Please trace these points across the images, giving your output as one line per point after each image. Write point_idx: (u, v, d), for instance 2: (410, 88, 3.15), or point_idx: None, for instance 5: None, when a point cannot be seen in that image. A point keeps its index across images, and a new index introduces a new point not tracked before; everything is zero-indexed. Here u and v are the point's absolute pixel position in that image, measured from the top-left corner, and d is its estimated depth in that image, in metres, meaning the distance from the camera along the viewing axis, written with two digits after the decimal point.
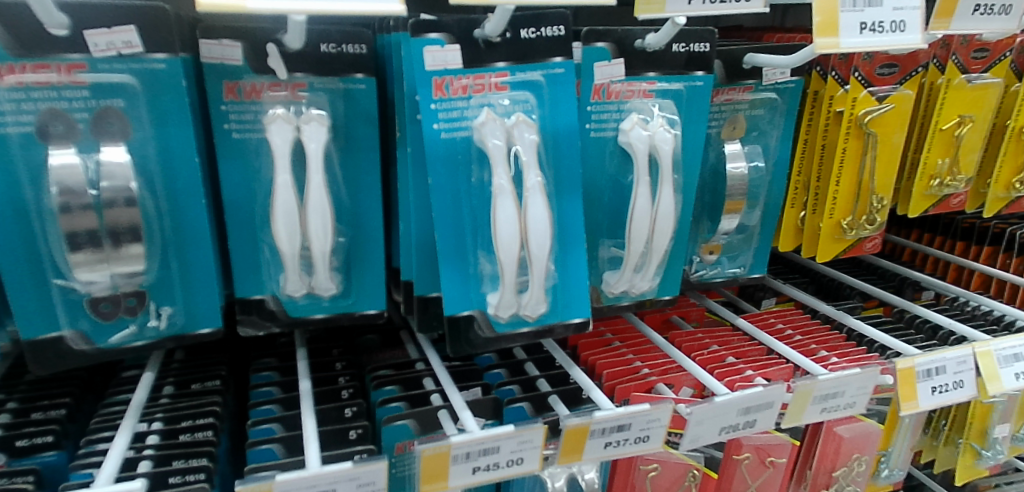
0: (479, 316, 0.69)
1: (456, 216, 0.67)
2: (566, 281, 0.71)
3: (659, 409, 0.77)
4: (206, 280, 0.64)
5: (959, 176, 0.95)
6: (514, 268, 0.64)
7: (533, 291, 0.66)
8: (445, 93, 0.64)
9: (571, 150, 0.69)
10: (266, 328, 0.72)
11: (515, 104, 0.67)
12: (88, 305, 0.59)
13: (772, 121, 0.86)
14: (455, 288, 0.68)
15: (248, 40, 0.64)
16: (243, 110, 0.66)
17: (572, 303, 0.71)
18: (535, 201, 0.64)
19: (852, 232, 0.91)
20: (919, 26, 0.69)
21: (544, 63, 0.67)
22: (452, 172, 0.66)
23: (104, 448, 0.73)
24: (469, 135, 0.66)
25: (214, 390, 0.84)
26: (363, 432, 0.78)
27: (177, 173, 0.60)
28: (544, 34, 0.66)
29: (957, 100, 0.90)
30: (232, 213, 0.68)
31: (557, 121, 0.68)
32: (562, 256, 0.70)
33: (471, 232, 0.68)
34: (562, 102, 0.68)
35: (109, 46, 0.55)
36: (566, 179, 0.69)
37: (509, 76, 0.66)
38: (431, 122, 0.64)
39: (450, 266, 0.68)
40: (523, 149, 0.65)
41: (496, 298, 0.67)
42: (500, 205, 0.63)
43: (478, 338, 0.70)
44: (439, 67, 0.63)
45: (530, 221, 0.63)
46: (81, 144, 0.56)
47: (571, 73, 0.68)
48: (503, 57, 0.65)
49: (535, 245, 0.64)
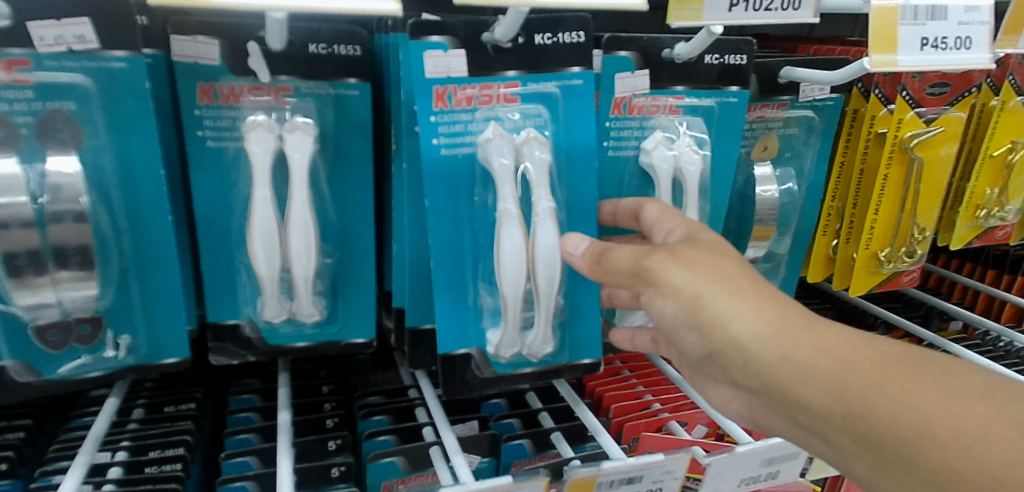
0: (478, 354, 0.62)
1: (457, 244, 0.60)
2: (575, 320, 0.64)
3: (674, 460, 0.69)
4: (173, 307, 0.56)
5: (1008, 206, 0.86)
6: (519, 304, 0.57)
7: (541, 326, 0.59)
8: (447, 104, 0.57)
9: (587, 172, 0.62)
10: (242, 357, 0.64)
11: (526, 119, 0.60)
12: (33, 333, 0.51)
13: (807, 142, 0.79)
14: (451, 325, 0.61)
15: (225, 37, 0.56)
16: (219, 115, 0.58)
17: (583, 341, 0.65)
18: (545, 229, 0.57)
19: (889, 265, 0.83)
20: (986, 44, 0.61)
21: (559, 73, 0.59)
22: (453, 192, 0.59)
23: (59, 482, 0.66)
24: (473, 152, 0.59)
25: (188, 415, 0.77)
26: (347, 469, 0.71)
27: (139, 186, 0.53)
28: (561, 40, 0.58)
29: (1010, 124, 0.83)
30: (205, 230, 0.61)
31: (572, 138, 0.61)
32: (570, 290, 0.64)
33: (472, 260, 0.61)
34: (579, 118, 0.60)
35: (57, 41, 0.47)
36: (579, 204, 0.62)
37: (520, 87, 0.59)
38: (431, 136, 0.57)
39: (447, 299, 0.60)
40: (533, 170, 0.58)
41: (496, 336, 0.60)
42: (506, 233, 0.56)
43: (476, 377, 0.63)
44: (442, 74, 0.56)
45: (539, 252, 0.57)
46: (24, 151, 0.49)
47: (591, 85, 0.60)
48: (514, 66, 0.58)
49: (542, 278, 0.57)
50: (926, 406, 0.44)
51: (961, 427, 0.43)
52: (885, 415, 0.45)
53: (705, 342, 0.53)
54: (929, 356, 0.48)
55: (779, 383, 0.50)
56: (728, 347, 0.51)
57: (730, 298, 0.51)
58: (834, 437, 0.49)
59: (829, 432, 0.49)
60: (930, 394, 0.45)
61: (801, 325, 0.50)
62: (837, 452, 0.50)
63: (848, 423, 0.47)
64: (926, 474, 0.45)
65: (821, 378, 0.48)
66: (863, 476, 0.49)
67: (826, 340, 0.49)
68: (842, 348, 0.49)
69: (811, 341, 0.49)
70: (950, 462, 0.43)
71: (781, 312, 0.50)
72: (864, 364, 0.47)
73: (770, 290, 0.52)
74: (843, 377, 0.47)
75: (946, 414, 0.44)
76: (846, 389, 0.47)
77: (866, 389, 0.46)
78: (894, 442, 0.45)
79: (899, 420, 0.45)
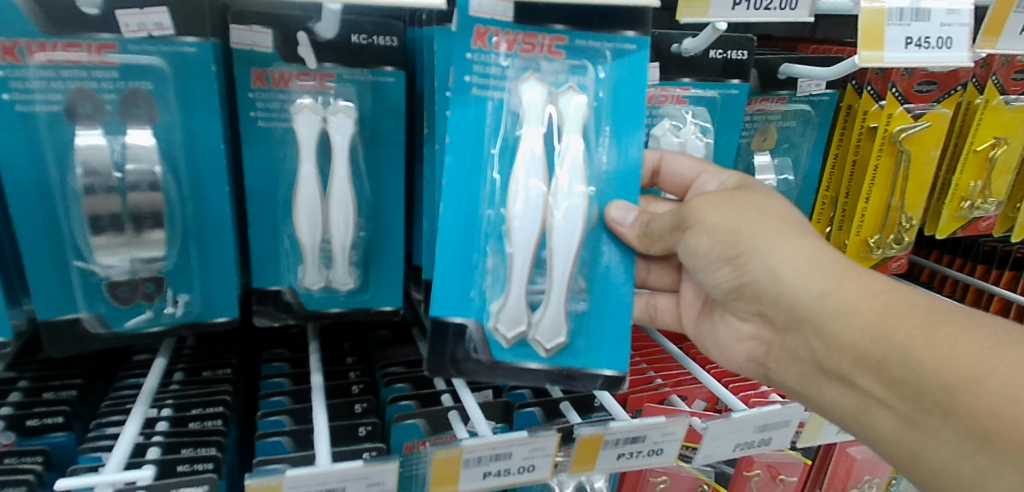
0: (474, 328, 0.63)
1: (470, 195, 0.62)
2: (599, 317, 0.65)
3: (675, 422, 0.75)
4: (225, 271, 0.62)
5: (991, 199, 0.92)
6: (526, 269, 0.62)
7: (548, 311, 0.63)
8: (486, 44, 0.60)
9: (629, 141, 0.64)
10: (282, 320, 0.71)
11: (568, 72, 0.64)
12: (106, 289, 0.58)
13: (804, 134, 0.85)
14: (450, 285, 0.62)
15: (278, 27, 0.63)
16: (270, 98, 0.65)
17: (601, 347, 0.65)
18: (570, 193, 0.62)
19: (879, 251, 0.89)
20: (966, 43, 0.66)
21: (612, 35, 0.62)
22: (474, 139, 0.62)
23: (113, 432, 0.73)
24: (502, 97, 0.62)
25: (224, 379, 0.83)
26: (372, 429, 0.77)
27: (201, 158, 0.58)
28: (619, 2, 0.61)
29: (993, 121, 0.88)
30: (253, 201, 0.67)
31: (618, 92, 0.64)
32: (593, 270, 0.65)
33: (483, 220, 0.63)
34: (628, 79, 0.63)
35: (140, 27, 0.53)
36: (627, 174, 0.64)
37: (566, 42, 0.62)
38: (463, 72, 0.61)
39: (455, 250, 0.62)
40: (569, 130, 0.63)
41: (499, 305, 0.63)
42: (522, 172, 0.61)
43: (472, 362, 0.64)
44: (486, 15, 0.59)
45: (554, 218, 0.62)
46: (108, 125, 0.55)
47: (643, 50, 0.63)
48: (562, 20, 0.61)
49: (557, 247, 0.62)
50: (972, 355, 0.49)
51: (1011, 378, 0.47)
52: (927, 361, 0.51)
53: (739, 272, 0.63)
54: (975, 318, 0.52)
55: (812, 317, 0.58)
56: (765, 277, 0.61)
57: (770, 236, 0.61)
58: (863, 384, 0.56)
59: (858, 378, 0.56)
60: (981, 344, 0.50)
61: (845, 269, 0.58)
62: (861, 398, 0.56)
63: (885, 368, 0.53)
64: (963, 423, 0.49)
65: (859, 320, 0.55)
66: (887, 429, 0.55)
67: (873, 286, 0.56)
68: (888, 295, 0.55)
69: (852, 284, 0.57)
70: (993, 411, 0.47)
71: (824, 254, 0.60)
72: (912, 315, 0.53)
73: (815, 236, 0.62)
74: (885, 319, 0.54)
75: (995, 364, 0.48)
76: (886, 335, 0.53)
77: (909, 335, 0.52)
78: (934, 390, 0.50)
79: (943, 367, 0.50)
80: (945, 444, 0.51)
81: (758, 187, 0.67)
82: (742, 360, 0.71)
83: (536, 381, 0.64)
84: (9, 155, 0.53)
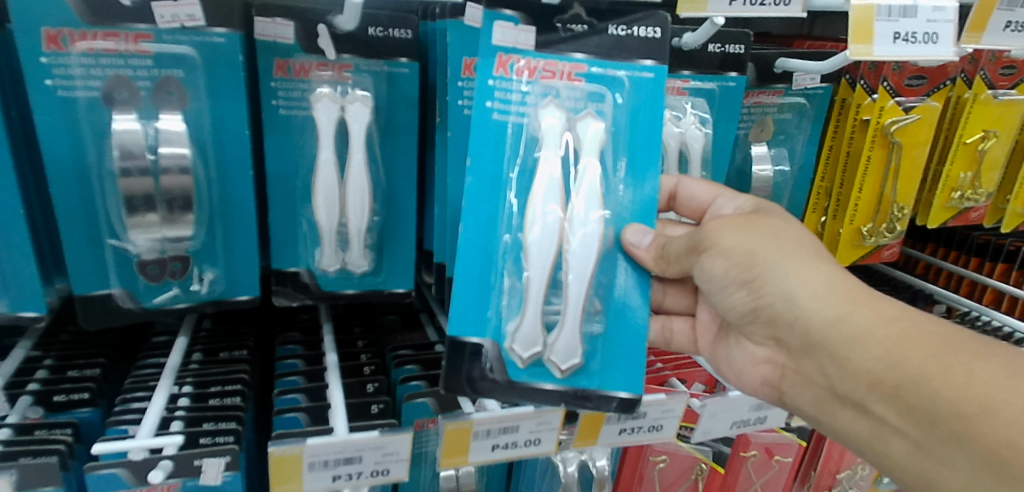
0: (490, 347, 0.64)
1: (488, 217, 0.63)
2: (614, 343, 0.66)
3: (674, 399, 0.78)
4: (247, 251, 0.66)
5: (981, 190, 0.96)
6: (541, 291, 0.63)
7: (563, 334, 0.63)
8: (507, 71, 0.62)
9: (645, 169, 0.66)
10: (300, 300, 0.74)
11: (587, 100, 0.65)
12: (136, 266, 0.61)
13: (799, 126, 0.88)
14: (468, 307, 0.64)
15: (299, 20, 0.66)
16: (292, 87, 0.68)
17: (616, 371, 0.66)
18: (586, 218, 0.63)
19: (872, 240, 0.92)
20: (952, 39, 0.69)
21: (631, 63, 0.64)
22: (493, 162, 0.63)
23: (138, 407, 0.76)
24: (521, 123, 0.64)
25: (241, 359, 0.87)
26: (385, 407, 0.79)
27: (228, 144, 0.62)
28: (636, 33, 0.64)
29: (982, 114, 0.92)
30: (274, 187, 0.70)
31: (635, 124, 0.66)
32: (608, 295, 0.66)
33: (500, 241, 0.64)
34: (646, 106, 0.65)
35: (173, 18, 0.56)
36: (646, 203, 0.66)
37: (585, 70, 0.64)
38: (485, 99, 0.62)
39: (474, 272, 0.63)
40: (586, 153, 0.64)
41: (515, 324, 0.63)
42: (540, 196, 0.62)
43: (488, 381, 0.64)
44: (508, 43, 0.62)
45: (573, 242, 0.63)
46: (142, 110, 0.59)
47: (660, 79, 0.65)
48: (582, 49, 0.63)
49: (573, 270, 0.62)
50: (990, 385, 0.53)
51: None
52: (944, 389, 0.54)
53: (754, 296, 0.66)
54: (988, 346, 0.56)
55: (828, 343, 0.61)
56: (779, 301, 0.64)
57: (785, 257, 0.64)
58: (878, 411, 0.59)
59: (873, 404, 0.60)
60: (997, 373, 0.53)
61: (861, 293, 0.61)
62: (876, 426, 0.60)
63: (901, 394, 0.57)
64: (978, 452, 0.52)
65: (875, 345, 0.58)
66: (900, 456, 0.59)
67: (889, 312, 0.59)
68: (904, 321, 0.58)
69: (868, 307, 0.60)
70: (1009, 439, 0.51)
71: (839, 278, 0.62)
72: (928, 344, 0.56)
73: (829, 260, 0.65)
74: (902, 344, 0.57)
75: (1012, 394, 0.52)
76: (898, 363, 0.57)
77: (924, 362, 0.56)
78: (951, 418, 0.54)
79: (960, 398, 0.53)
80: (959, 472, 0.54)
81: (775, 209, 0.71)
82: (757, 384, 0.74)
83: (551, 401, 0.65)
84: (51, 138, 0.56)
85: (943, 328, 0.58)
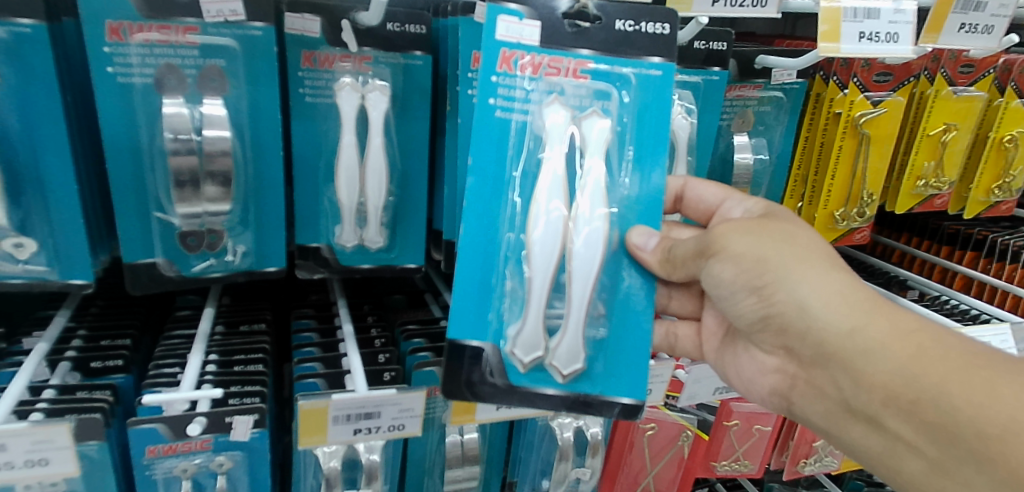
0: (490, 351, 0.71)
1: (491, 218, 0.70)
2: (619, 345, 0.73)
3: (663, 366, 0.86)
4: (276, 228, 0.72)
5: (942, 179, 1.05)
6: (545, 293, 0.69)
7: (567, 337, 0.70)
8: (511, 66, 0.68)
9: (654, 163, 0.72)
10: (320, 273, 0.81)
11: (590, 97, 0.71)
12: (178, 237, 0.68)
13: (777, 117, 0.95)
14: (470, 308, 0.70)
15: (325, 15, 0.73)
16: (317, 77, 0.75)
17: (617, 376, 0.73)
18: (591, 218, 0.70)
19: (843, 223, 1.01)
20: (911, 38, 0.78)
21: (638, 61, 0.71)
22: (494, 158, 0.69)
23: (170, 372, 0.82)
24: (524, 122, 0.70)
25: (260, 331, 0.93)
26: (396, 374, 0.85)
27: (262, 124, 0.68)
28: (643, 29, 0.70)
29: (943, 110, 1.00)
30: (300, 167, 0.77)
31: (642, 119, 0.72)
32: (613, 296, 0.73)
33: (500, 241, 0.70)
34: (650, 101, 0.72)
35: (218, 13, 0.62)
36: (649, 201, 0.73)
37: (590, 67, 0.70)
38: (489, 95, 0.68)
39: (476, 270, 0.70)
40: (591, 149, 0.70)
41: (517, 329, 0.70)
42: (545, 194, 0.69)
43: (488, 385, 0.71)
44: (512, 38, 0.67)
45: (577, 245, 0.69)
46: (189, 95, 0.66)
47: (668, 77, 0.71)
48: (587, 46, 0.70)
49: (576, 271, 0.69)
50: (1010, 406, 0.57)
51: None
52: (965, 408, 0.59)
53: (766, 303, 0.71)
54: (1001, 363, 0.60)
55: (843, 354, 0.66)
56: (793, 309, 0.69)
57: (797, 267, 0.68)
58: (892, 425, 0.65)
59: (888, 421, 0.65)
60: (1017, 392, 0.58)
61: (877, 304, 0.66)
62: (892, 442, 0.66)
63: (919, 412, 0.62)
64: (999, 473, 0.57)
65: (889, 356, 0.63)
66: (917, 471, 0.65)
67: (905, 325, 0.64)
68: (919, 335, 0.63)
69: (882, 319, 0.65)
70: None
71: (855, 291, 0.67)
72: (945, 365, 0.61)
73: (844, 268, 0.69)
74: (918, 359, 0.62)
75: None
76: (915, 378, 0.62)
77: (943, 379, 0.61)
78: (971, 439, 0.59)
79: (979, 420, 0.58)
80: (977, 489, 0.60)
81: (784, 212, 0.77)
82: (765, 393, 0.80)
83: (552, 405, 0.72)
84: (108, 119, 0.63)
85: (958, 344, 0.63)
